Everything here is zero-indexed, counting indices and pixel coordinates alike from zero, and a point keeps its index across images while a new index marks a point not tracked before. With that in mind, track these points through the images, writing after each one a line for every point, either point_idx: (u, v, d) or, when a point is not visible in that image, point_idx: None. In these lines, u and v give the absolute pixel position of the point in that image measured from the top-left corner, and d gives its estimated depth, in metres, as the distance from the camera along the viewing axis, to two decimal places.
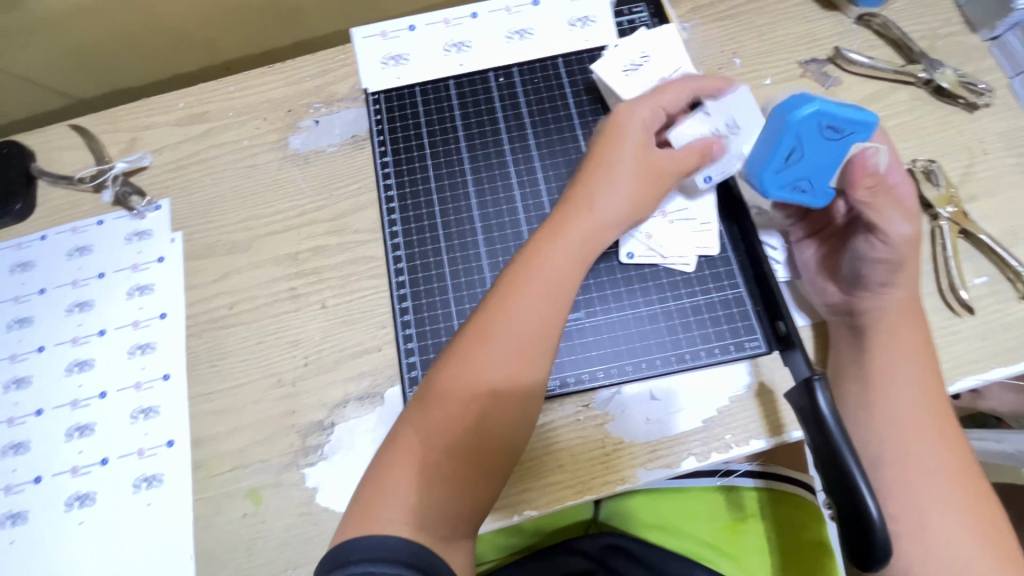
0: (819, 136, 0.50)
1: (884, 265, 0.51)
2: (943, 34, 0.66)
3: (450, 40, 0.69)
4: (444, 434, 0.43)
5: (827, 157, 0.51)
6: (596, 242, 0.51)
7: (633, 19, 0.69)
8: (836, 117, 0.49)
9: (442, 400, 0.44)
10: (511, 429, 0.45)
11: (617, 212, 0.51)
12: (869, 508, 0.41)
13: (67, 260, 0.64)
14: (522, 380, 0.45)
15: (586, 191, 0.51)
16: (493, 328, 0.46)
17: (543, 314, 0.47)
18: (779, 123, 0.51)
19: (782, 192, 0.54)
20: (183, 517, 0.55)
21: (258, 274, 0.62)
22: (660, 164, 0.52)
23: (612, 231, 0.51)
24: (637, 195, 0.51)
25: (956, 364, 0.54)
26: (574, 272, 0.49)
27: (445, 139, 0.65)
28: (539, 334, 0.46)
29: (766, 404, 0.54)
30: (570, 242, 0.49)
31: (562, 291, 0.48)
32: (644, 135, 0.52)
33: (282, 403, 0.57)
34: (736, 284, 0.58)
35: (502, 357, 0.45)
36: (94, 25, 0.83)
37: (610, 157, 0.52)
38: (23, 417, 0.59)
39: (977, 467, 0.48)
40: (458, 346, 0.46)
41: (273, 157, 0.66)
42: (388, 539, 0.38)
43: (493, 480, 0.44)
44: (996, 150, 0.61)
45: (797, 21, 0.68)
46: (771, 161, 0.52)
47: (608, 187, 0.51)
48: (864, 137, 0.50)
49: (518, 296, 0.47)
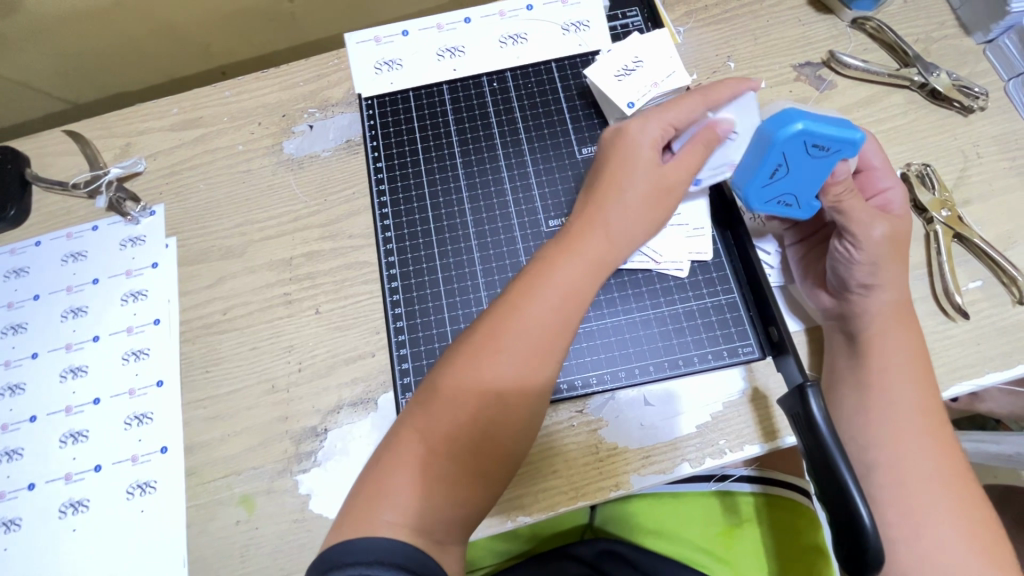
0: (805, 155, 0.49)
1: (864, 267, 0.51)
2: (938, 37, 0.66)
3: (443, 45, 0.69)
4: (446, 438, 0.43)
5: (813, 174, 0.50)
6: (609, 261, 0.49)
7: (627, 23, 0.69)
8: (823, 136, 0.48)
9: (446, 405, 0.44)
10: (513, 441, 0.45)
11: (628, 231, 0.50)
12: (863, 517, 0.41)
13: (61, 266, 0.64)
14: (526, 393, 0.44)
15: (600, 205, 0.51)
16: (502, 337, 0.45)
17: (552, 328, 0.46)
18: (765, 140, 0.50)
19: (766, 207, 0.54)
20: (176, 522, 0.55)
21: (252, 279, 0.62)
22: (671, 177, 0.51)
23: (623, 249, 0.50)
24: (647, 215, 0.51)
25: (951, 369, 0.54)
26: (587, 289, 0.48)
27: (439, 144, 0.65)
28: (547, 349, 0.45)
29: (760, 409, 0.54)
30: (583, 256, 0.48)
31: (572, 306, 0.47)
32: (656, 147, 0.52)
33: (276, 409, 0.57)
34: (730, 289, 0.58)
35: (509, 367, 0.44)
36: (89, 31, 0.83)
37: (625, 170, 0.51)
38: (16, 423, 0.59)
39: (971, 473, 0.48)
40: (464, 351, 0.45)
41: (267, 162, 0.66)
42: (380, 542, 0.38)
43: (488, 487, 0.44)
44: (991, 153, 0.61)
45: (791, 25, 0.68)
46: (756, 178, 0.52)
47: (621, 202, 0.50)
48: (851, 153, 0.49)
49: (529, 306, 0.46)
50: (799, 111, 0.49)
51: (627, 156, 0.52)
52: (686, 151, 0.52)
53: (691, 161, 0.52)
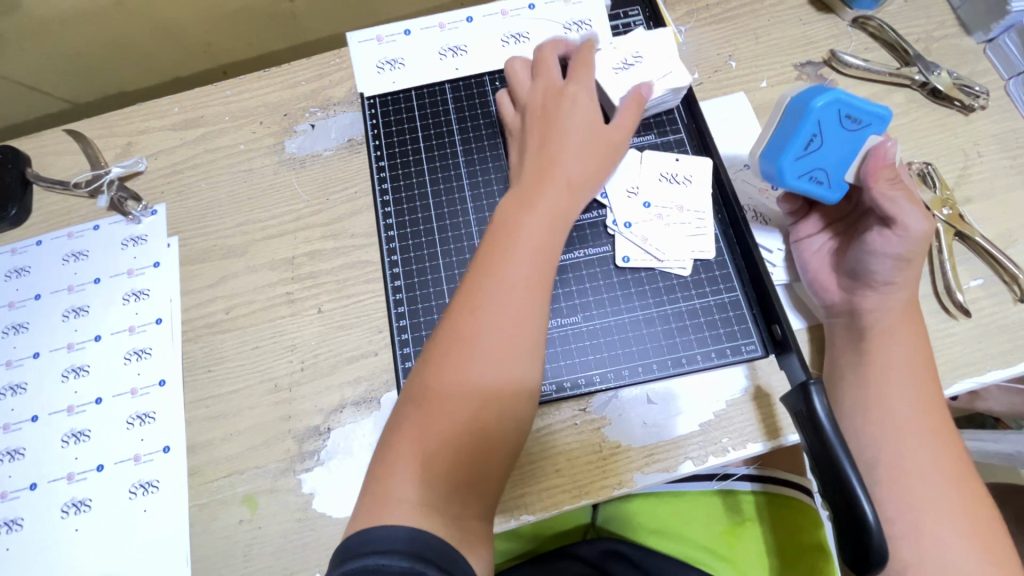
0: (839, 125, 0.51)
1: (894, 262, 0.51)
2: (938, 36, 0.66)
3: (446, 44, 0.69)
4: (444, 410, 0.43)
5: (844, 147, 0.52)
6: (568, 210, 0.52)
7: (629, 22, 0.69)
8: (857, 108, 0.51)
9: (436, 375, 0.44)
10: (514, 414, 0.44)
11: (581, 176, 0.53)
12: (864, 511, 0.41)
13: (62, 265, 0.64)
14: (515, 352, 0.45)
15: (552, 159, 0.53)
16: (480, 310, 0.45)
17: (529, 283, 0.47)
18: (799, 110, 0.51)
19: (799, 182, 0.53)
20: (179, 522, 0.55)
21: (254, 278, 0.62)
22: (608, 135, 0.55)
23: (581, 197, 0.53)
24: (594, 161, 0.54)
25: (953, 366, 0.54)
26: (553, 238, 0.50)
27: (442, 144, 0.65)
28: (526, 301, 0.46)
29: (762, 407, 0.54)
30: (543, 211, 0.50)
31: (545, 258, 0.49)
32: (580, 107, 0.55)
33: (279, 408, 0.57)
34: (733, 288, 0.58)
35: (494, 333, 0.45)
36: (88, 31, 0.83)
37: (556, 127, 0.54)
38: (19, 423, 0.59)
39: (973, 470, 0.48)
40: (448, 323, 0.46)
41: (269, 161, 0.66)
42: (400, 531, 0.37)
43: (496, 463, 0.43)
44: (992, 152, 0.61)
45: (792, 24, 0.68)
46: (791, 147, 0.52)
47: (569, 154, 0.53)
48: (876, 132, 0.52)
49: (501, 265, 0.47)
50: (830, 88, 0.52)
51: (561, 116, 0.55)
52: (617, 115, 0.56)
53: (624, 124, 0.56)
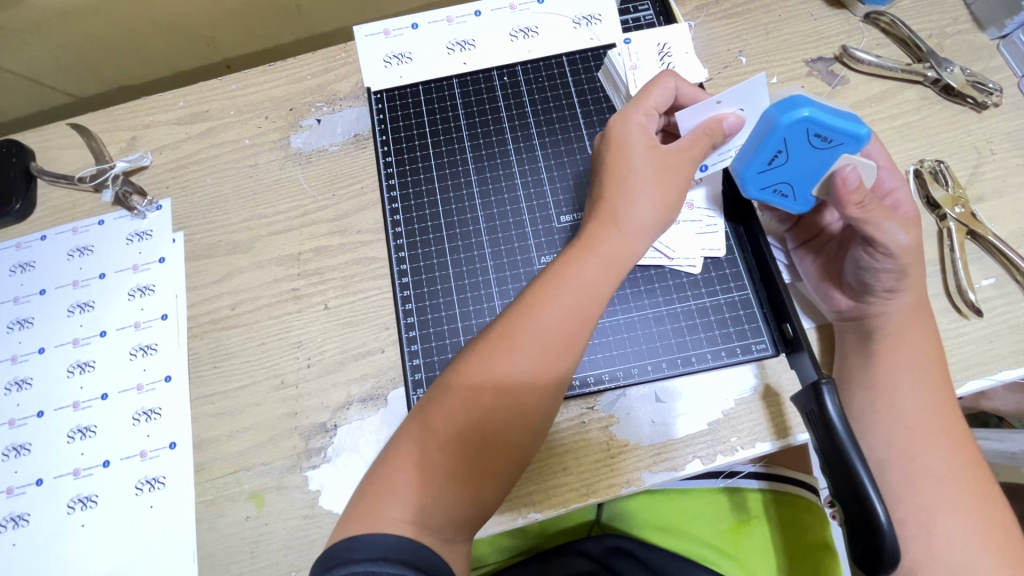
0: (807, 144, 0.48)
1: (890, 275, 0.49)
2: (952, 32, 0.65)
3: (453, 38, 0.68)
4: (451, 436, 0.41)
5: (813, 161, 0.49)
6: (626, 257, 0.46)
7: (638, 17, 0.69)
8: (827, 127, 0.46)
9: (453, 402, 0.42)
10: (522, 439, 0.43)
11: (642, 223, 0.47)
12: (879, 515, 0.41)
13: (68, 260, 0.64)
14: (537, 397, 0.43)
15: (611, 200, 0.47)
16: (517, 336, 0.43)
17: (566, 317, 0.43)
18: (767, 124, 0.48)
19: (762, 193, 0.53)
20: (185, 518, 0.54)
21: (260, 274, 0.61)
22: (674, 161, 0.48)
23: (642, 242, 0.47)
24: (660, 203, 0.47)
25: (964, 366, 0.54)
26: (603, 288, 0.45)
27: (449, 138, 0.65)
28: (565, 346, 0.43)
29: (772, 406, 0.54)
30: (597, 257, 0.45)
31: (590, 305, 0.44)
32: (650, 140, 0.49)
33: (286, 404, 0.57)
34: (744, 285, 0.58)
35: (518, 375, 0.42)
36: (89, 24, 0.82)
37: (623, 166, 0.48)
38: (25, 418, 0.59)
39: (985, 470, 0.48)
40: (479, 348, 0.44)
41: (275, 156, 0.65)
42: (387, 539, 0.37)
43: (495, 484, 0.42)
44: (1004, 149, 0.61)
45: (804, 20, 0.67)
46: (751, 165, 0.51)
47: (630, 193, 0.47)
48: (853, 149, 0.48)
49: (541, 308, 0.43)
50: (808, 97, 0.47)
51: (625, 150, 0.48)
52: (687, 142, 0.49)
53: (698, 145, 0.49)
